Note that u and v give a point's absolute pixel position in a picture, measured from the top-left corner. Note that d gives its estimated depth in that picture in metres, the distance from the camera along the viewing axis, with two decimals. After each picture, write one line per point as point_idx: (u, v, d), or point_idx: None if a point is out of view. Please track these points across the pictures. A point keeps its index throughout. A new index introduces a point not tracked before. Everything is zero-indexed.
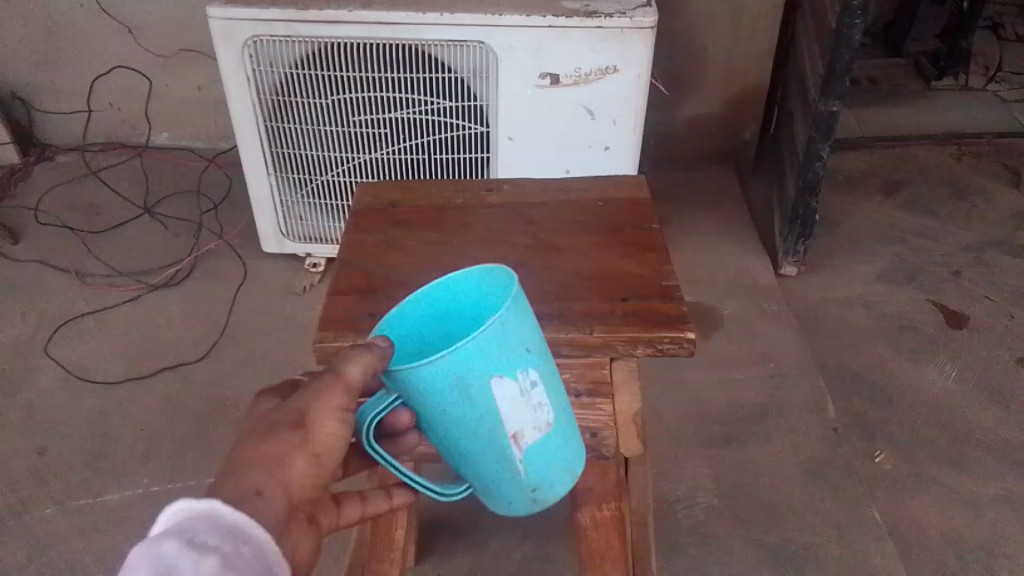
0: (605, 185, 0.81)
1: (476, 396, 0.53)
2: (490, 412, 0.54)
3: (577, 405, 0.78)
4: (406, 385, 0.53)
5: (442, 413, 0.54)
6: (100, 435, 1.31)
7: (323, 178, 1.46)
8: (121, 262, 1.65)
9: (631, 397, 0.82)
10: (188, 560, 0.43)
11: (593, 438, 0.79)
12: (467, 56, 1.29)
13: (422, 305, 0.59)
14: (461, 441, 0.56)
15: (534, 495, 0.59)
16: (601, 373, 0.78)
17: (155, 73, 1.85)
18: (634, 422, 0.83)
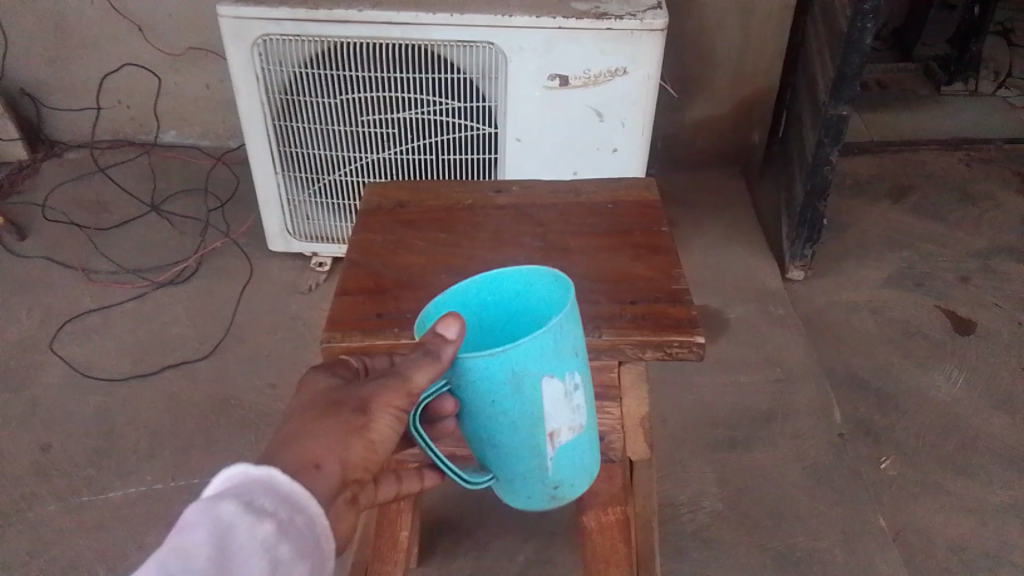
0: (614, 187, 0.80)
1: (528, 392, 0.54)
2: (536, 407, 0.55)
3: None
4: (460, 373, 0.53)
5: (489, 406, 0.55)
6: (105, 431, 1.31)
7: (331, 177, 1.46)
8: (128, 259, 1.65)
9: (639, 400, 0.80)
10: (245, 526, 0.44)
11: (600, 441, 0.78)
12: (477, 56, 1.29)
13: (463, 299, 0.58)
14: (500, 434, 0.56)
15: (553, 489, 0.61)
16: (610, 377, 0.76)
17: (164, 71, 1.85)
18: (640, 424, 0.81)
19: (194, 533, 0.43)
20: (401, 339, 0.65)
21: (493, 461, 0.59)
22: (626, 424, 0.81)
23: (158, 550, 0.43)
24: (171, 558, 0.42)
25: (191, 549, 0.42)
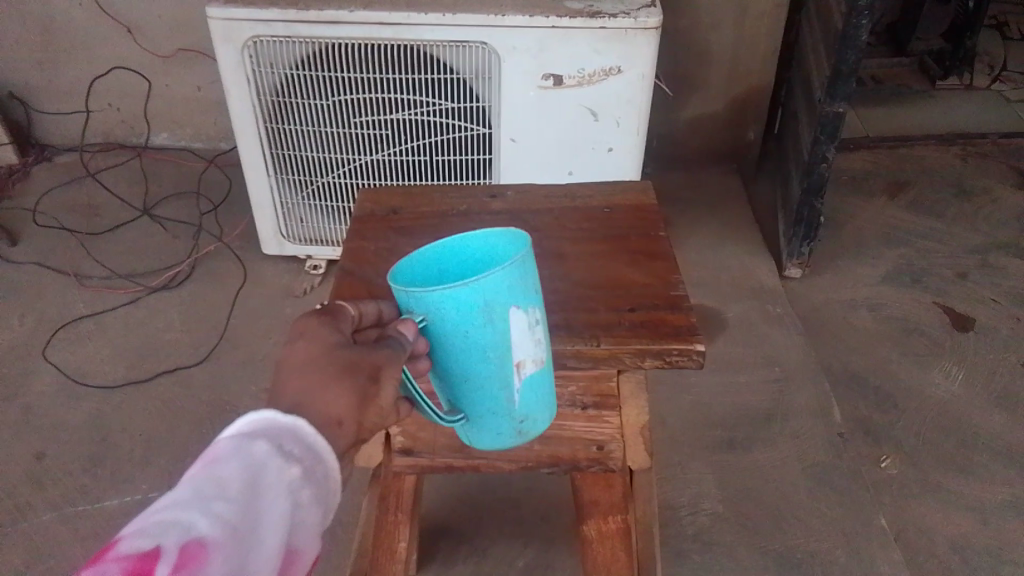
0: (611, 191, 0.79)
1: (498, 321, 0.54)
2: (505, 341, 0.55)
3: (583, 417, 0.80)
4: (433, 310, 0.53)
5: (460, 337, 0.54)
6: (99, 439, 1.29)
7: (324, 179, 1.45)
8: (120, 264, 1.64)
9: (638, 410, 0.78)
10: (275, 468, 0.42)
11: (599, 450, 0.80)
12: (470, 56, 1.27)
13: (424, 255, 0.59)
14: (471, 367, 0.56)
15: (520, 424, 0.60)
16: (607, 387, 0.80)
17: (155, 73, 1.84)
18: (641, 434, 0.79)
19: (226, 466, 0.40)
20: None
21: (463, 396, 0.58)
22: (626, 434, 0.79)
23: (185, 479, 0.40)
24: (204, 486, 0.39)
25: (225, 479, 0.40)
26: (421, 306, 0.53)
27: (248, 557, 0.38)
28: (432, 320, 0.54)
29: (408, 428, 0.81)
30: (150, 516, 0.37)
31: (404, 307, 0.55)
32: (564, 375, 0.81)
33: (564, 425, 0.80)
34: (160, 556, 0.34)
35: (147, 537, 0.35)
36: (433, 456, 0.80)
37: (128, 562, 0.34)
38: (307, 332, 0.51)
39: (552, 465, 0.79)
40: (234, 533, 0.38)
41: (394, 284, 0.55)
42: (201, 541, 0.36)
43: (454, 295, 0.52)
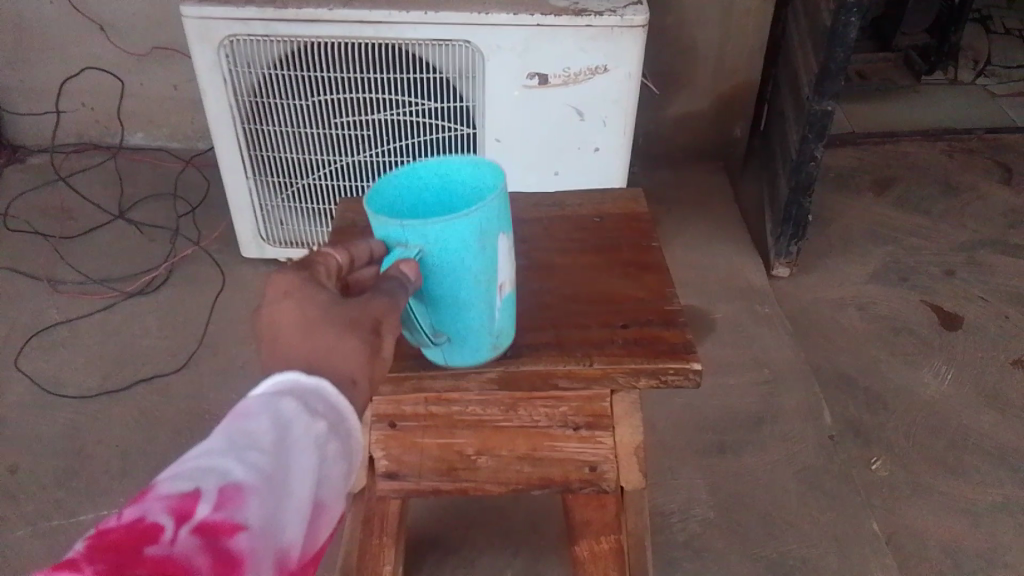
0: (600, 199, 0.76)
1: (490, 248, 0.53)
2: (492, 266, 0.55)
3: (575, 438, 0.76)
4: (432, 240, 0.51)
5: (458, 266, 0.53)
6: (74, 452, 1.26)
7: (304, 181, 1.42)
8: (96, 269, 1.60)
9: (632, 429, 0.77)
10: (307, 418, 0.41)
11: (592, 472, 0.76)
12: (453, 55, 1.24)
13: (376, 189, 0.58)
14: (461, 294, 0.54)
15: (500, 350, 0.59)
16: (600, 407, 0.75)
17: (129, 72, 1.79)
18: (634, 454, 0.78)
19: (259, 413, 0.40)
20: None
21: (445, 324, 0.55)
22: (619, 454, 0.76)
23: (221, 422, 0.39)
24: (239, 429, 0.39)
25: (259, 427, 0.39)
26: (418, 237, 0.51)
27: (283, 503, 0.38)
28: (428, 251, 0.52)
29: (391, 450, 0.77)
30: (191, 457, 0.37)
31: (392, 240, 0.52)
32: (556, 394, 0.76)
33: (555, 446, 0.76)
34: (198, 497, 0.35)
35: (185, 478, 0.35)
36: (418, 480, 0.76)
37: (169, 502, 0.34)
38: (293, 291, 0.47)
39: (543, 487, 0.76)
40: (270, 479, 0.38)
41: (377, 218, 0.52)
42: (238, 485, 0.36)
43: (455, 225, 0.51)
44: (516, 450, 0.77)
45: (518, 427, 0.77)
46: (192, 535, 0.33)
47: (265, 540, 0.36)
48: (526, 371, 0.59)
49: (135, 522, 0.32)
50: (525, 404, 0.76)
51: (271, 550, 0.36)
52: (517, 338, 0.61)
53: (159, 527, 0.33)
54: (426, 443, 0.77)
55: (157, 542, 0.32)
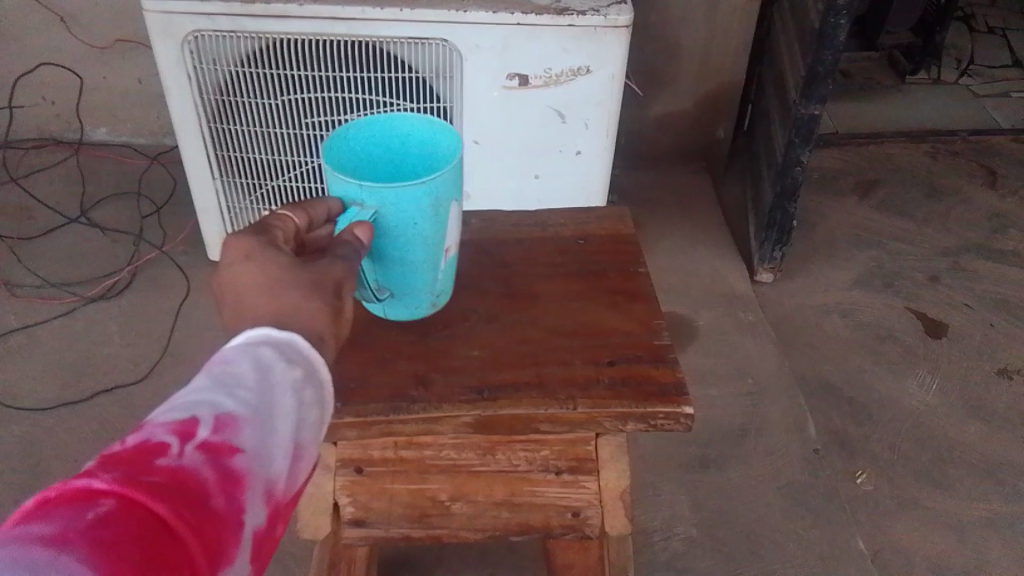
0: (585, 219, 0.72)
1: (442, 213, 0.55)
2: (441, 230, 0.56)
3: (556, 482, 0.72)
4: (387, 202, 0.53)
5: (410, 229, 0.54)
6: (30, 467, 1.20)
7: (274, 183, 1.36)
8: (55, 272, 1.53)
9: (618, 474, 0.72)
10: (294, 351, 0.43)
11: (575, 518, 0.72)
12: (429, 54, 1.19)
13: (334, 140, 0.59)
14: (409, 253, 0.56)
15: (437, 306, 0.61)
16: (585, 451, 0.71)
17: (90, 65, 1.72)
18: (620, 499, 0.73)
19: (248, 348, 0.41)
20: (343, 421, 0.53)
21: (389, 281, 0.57)
22: (604, 499, 0.73)
23: (211, 355, 0.41)
24: (231, 362, 0.41)
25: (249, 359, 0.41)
26: (375, 198, 0.52)
27: (276, 426, 0.40)
28: (383, 213, 0.53)
29: (358, 496, 0.72)
30: (185, 392, 0.39)
31: (349, 198, 0.53)
32: (539, 436, 0.71)
33: (536, 491, 0.72)
34: (197, 422, 0.37)
35: (182, 408, 0.38)
36: (388, 525, 0.72)
37: (170, 426, 0.36)
38: (253, 255, 0.47)
39: (522, 533, 0.73)
40: (264, 405, 0.40)
41: (336, 175, 0.53)
42: (232, 414, 0.38)
43: (411, 190, 0.52)
44: (493, 495, 0.72)
45: (495, 472, 0.72)
46: (197, 453, 0.36)
47: (262, 459, 0.38)
48: (505, 415, 0.54)
49: (141, 443, 0.35)
50: (504, 447, 0.71)
51: (266, 471, 0.38)
52: (494, 376, 0.56)
53: (164, 445, 0.35)
54: (396, 489, 0.72)
55: (164, 456, 0.35)
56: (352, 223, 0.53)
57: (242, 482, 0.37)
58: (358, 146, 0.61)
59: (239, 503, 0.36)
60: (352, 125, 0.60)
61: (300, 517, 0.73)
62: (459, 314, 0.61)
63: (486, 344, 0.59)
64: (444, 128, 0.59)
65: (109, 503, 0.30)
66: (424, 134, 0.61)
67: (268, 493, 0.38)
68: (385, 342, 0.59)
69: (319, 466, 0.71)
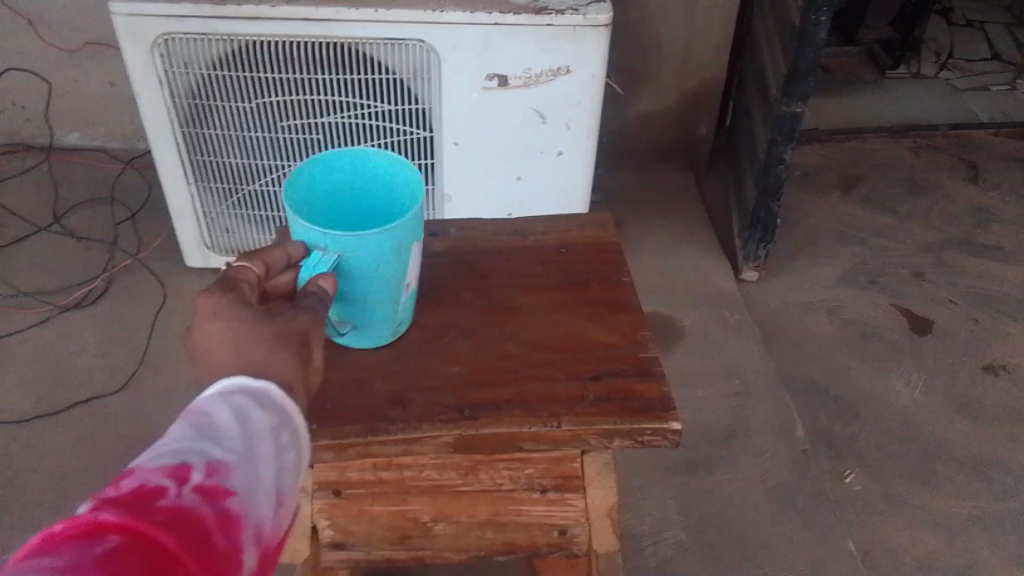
0: (566, 227, 0.70)
1: (404, 254, 0.54)
2: (403, 269, 0.55)
3: (542, 500, 0.70)
4: (352, 249, 0.51)
5: (372, 270, 0.53)
6: (3, 484, 1.17)
7: (250, 188, 1.33)
8: (27, 281, 1.50)
9: (605, 491, 0.71)
10: (275, 392, 0.44)
11: (562, 535, 0.71)
12: (406, 55, 1.17)
13: (297, 175, 0.58)
14: (371, 293, 0.54)
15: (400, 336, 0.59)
16: (571, 469, 0.69)
17: (60, 69, 1.68)
18: (608, 517, 0.72)
19: (231, 393, 0.42)
20: (319, 443, 0.52)
21: (352, 318, 0.56)
22: (591, 516, 0.71)
23: (193, 402, 0.42)
24: (215, 408, 0.42)
25: (234, 404, 0.42)
26: (339, 244, 0.51)
27: (264, 465, 0.41)
28: (347, 257, 0.52)
29: (337, 518, 0.70)
30: (169, 440, 0.40)
31: (312, 242, 0.52)
32: (523, 454, 0.69)
33: (521, 510, 0.70)
34: (189, 466, 0.38)
35: (171, 454, 0.38)
36: (368, 548, 0.72)
37: (163, 470, 0.37)
38: (220, 312, 0.47)
39: (508, 553, 0.71)
40: (251, 446, 0.41)
41: (300, 219, 0.52)
42: (220, 458, 0.39)
43: (376, 238, 0.51)
44: (476, 514, 0.71)
45: (479, 491, 0.70)
46: (193, 493, 0.36)
47: (255, 497, 0.39)
48: (487, 435, 0.52)
49: (138, 485, 0.35)
50: (487, 466, 0.69)
51: (257, 513, 0.39)
52: (475, 394, 0.54)
53: (161, 487, 0.36)
54: (376, 510, 0.70)
55: (163, 498, 0.35)
56: (316, 269, 0.51)
57: (239, 519, 0.37)
58: (319, 178, 0.60)
59: (236, 543, 0.36)
60: (313, 162, 0.59)
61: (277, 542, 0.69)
62: (437, 329, 0.60)
63: (466, 361, 0.57)
64: (408, 169, 0.59)
65: (116, 537, 0.31)
66: (387, 171, 0.60)
67: (263, 531, 0.39)
68: (363, 360, 0.57)
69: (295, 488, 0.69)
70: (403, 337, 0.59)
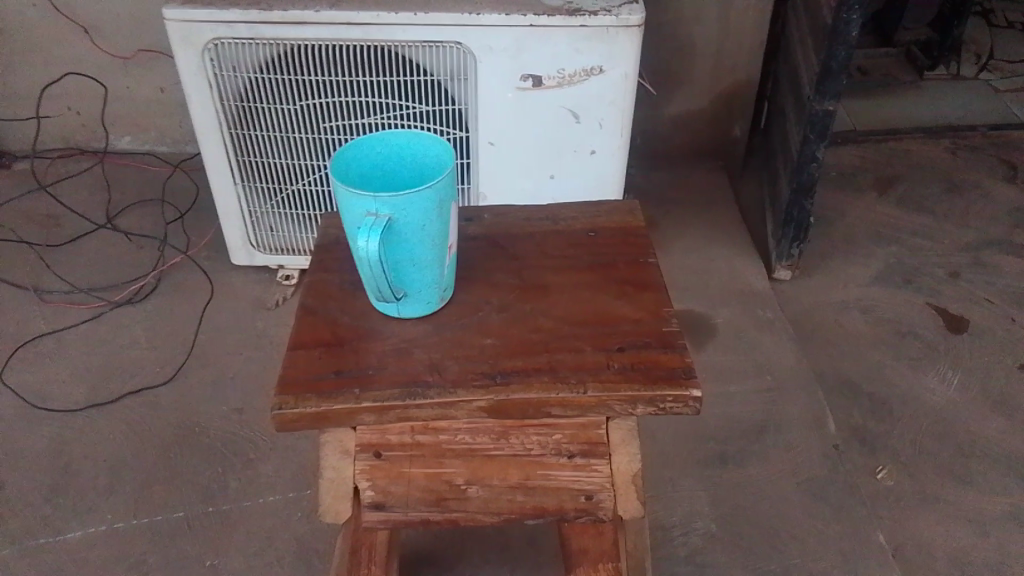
0: (595, 212, 0.73)
1: (445, 212, 0.57)
2: (446, 229, 0.58)
3: (569, 466, 0.69)
4: (400, 209, 0.54)
5: (420, 230, 0.55)
6: (61, 467, 1.23)
7: (293, 187, 1.38)
8: (83, 278, 1.57)
9: (630, 457, 0.70)
10: None
11: (587, 501, 0.69)
12: (444, 57, 1.21)
13: (335, 162, 0.59)
14: (419, 254, 0.57)
15: (445, 302, 0.62)
16: (597, 435, 0.68)
17: (115, 75, 1.76)
18: (634, 483, 0.71)
19: None
20: (360, 406, 0.55)
21: (402, 282, 0.58)
22: (617, 483, 0.71)
23: None
24: None
25: None
26: (388, 207, 0.54)
27: None
28: (396, 220, 0.54)
29: (377, 480, 0.69)
30: None
31: (360, 212, 0.54)
32: (548, 421, 0.69)
33: (549, 474, 0.69)
34: None
35: None
36: (407, 511, 0.69)
37: None
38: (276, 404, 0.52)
39: (537, 517, 0.69)
40: None
41: (346, 190, 0.54)
42: None
43: (421, 195, 0.54)
44: (507, 479, 0.69)
45: (509, 456, 0.70)
46: None
47: None
48: (517, 399, 0.55)
49: None
50: (517, 431, 0.69)
51: None
52: (506, 363, 0.57)
53: None
54: (414, 473, 0.69)
55: None
56: (369, 234, 0.53)
57: None
58: (352, 162, 0.61)
59: None
60: (344, 148, 0.61)
61: (322, 501, 0.71)
62: (471, 305, 0.63)
63: (498, 333, 0.60)
64: (432, 137, 0.61)
65: None
66: (413, 146, 0.62)
67: None
68: (401, 331, 0.60)
69: (339, 450, 0.70)
70: (440, 311, 0.62)
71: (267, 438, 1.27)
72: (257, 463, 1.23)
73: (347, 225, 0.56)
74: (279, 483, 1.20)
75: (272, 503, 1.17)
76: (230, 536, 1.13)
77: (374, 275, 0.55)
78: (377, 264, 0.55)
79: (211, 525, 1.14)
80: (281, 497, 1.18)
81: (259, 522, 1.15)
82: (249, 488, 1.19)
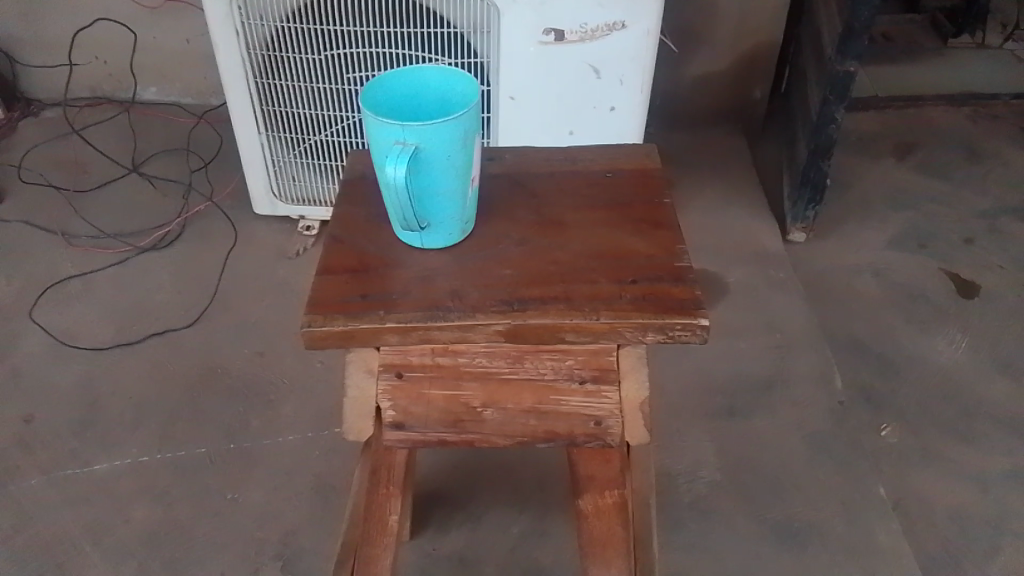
0: (613, 155, 0.75)
1: (469, 145, 0.59)
2: (469, 161, 0.60)
3: (580, 392, 0.72)
4: (426, 138, 0.56)
5: (446, 160, 0.58)
6: (88, 402, 1.27)
7: (316, 137, 1.41)
8: (110, 223, 1.61)
9: (637, 385, 0.73)
10: None
11: (597, 427, 0.72)
12: (468, 10, 1.21)
13: (365, 94, 0.62)
14: (443, 184, 0.59)
15: (466, 235, 0.65)
16: (607, 362, 0.71)
17: (143, 25, 1.78)
18: (640, 410, 0.74)
19: None
20: (385, 325, 0.58)
21: (426, 211, 0.61)
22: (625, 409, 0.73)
23: None
24: None
25: None
26: (416, 135, 0.56)
27: None
28: (422, 149, 0.57)
29: (399, 400, 0.72)
30: None
31: (388, 140, 0.57)
32: (562, 347, 0.72)
33: (561, 400, 0.72)
34: None
35: None
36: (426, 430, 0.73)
37: None
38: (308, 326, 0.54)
39: (548, 441, 0.73)
40: None
41: (376, 119, 0.56)
42: None
43: (446, 126, 0.56)
44: (522, 403, 0.73)
45: (524, 380, 0.72)
46: None
47: None
48: (533, 323, 0.58)
49: None
50: (532, 356, 0.71)
51: None
52: (524, 291, 0.60)
53: None
54: (433, 394, 0.72)
55: None
56: (397, 161, 0.56)
57: None
58: (382, 97, 0.64)
59: None
60: (374, 82, 0.63)
61: (346, 419, 0.76)
62: (491, 239, 0.65)
63: (516, 264, 0.63)
64: (459, 74, 0.64)
65: None
66: (440, 85, 0.65)
67: None
68: (423, 261, 0.63)
69: (363, 369, 0.73)
70: (461, 244, 0.65)
71: (287, 380, 1.31)
72: (278, 404, 1.27)
73: (376, 154, 0.58)
74: (298, 423, 1.24)
75: (292, 441, 1.21)
76: (251, 471, 1.17)
77: (400, 202, 0.58)
78: (403, 191, 0.57)
79: (233, 460, 1.19)
80: (301, 436, 1.22)
81: (279, 459, 1.19)
82: (270, 426, 1.23)
